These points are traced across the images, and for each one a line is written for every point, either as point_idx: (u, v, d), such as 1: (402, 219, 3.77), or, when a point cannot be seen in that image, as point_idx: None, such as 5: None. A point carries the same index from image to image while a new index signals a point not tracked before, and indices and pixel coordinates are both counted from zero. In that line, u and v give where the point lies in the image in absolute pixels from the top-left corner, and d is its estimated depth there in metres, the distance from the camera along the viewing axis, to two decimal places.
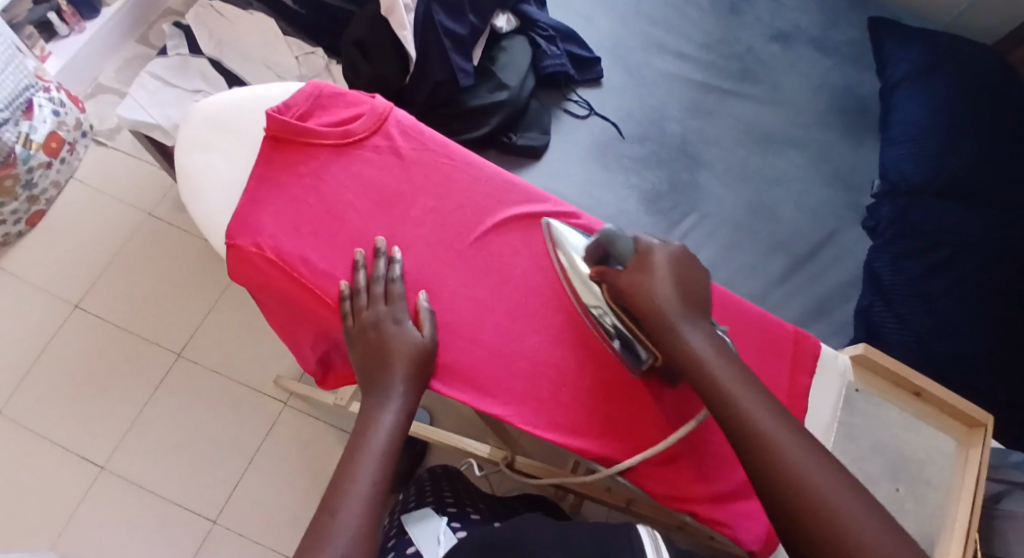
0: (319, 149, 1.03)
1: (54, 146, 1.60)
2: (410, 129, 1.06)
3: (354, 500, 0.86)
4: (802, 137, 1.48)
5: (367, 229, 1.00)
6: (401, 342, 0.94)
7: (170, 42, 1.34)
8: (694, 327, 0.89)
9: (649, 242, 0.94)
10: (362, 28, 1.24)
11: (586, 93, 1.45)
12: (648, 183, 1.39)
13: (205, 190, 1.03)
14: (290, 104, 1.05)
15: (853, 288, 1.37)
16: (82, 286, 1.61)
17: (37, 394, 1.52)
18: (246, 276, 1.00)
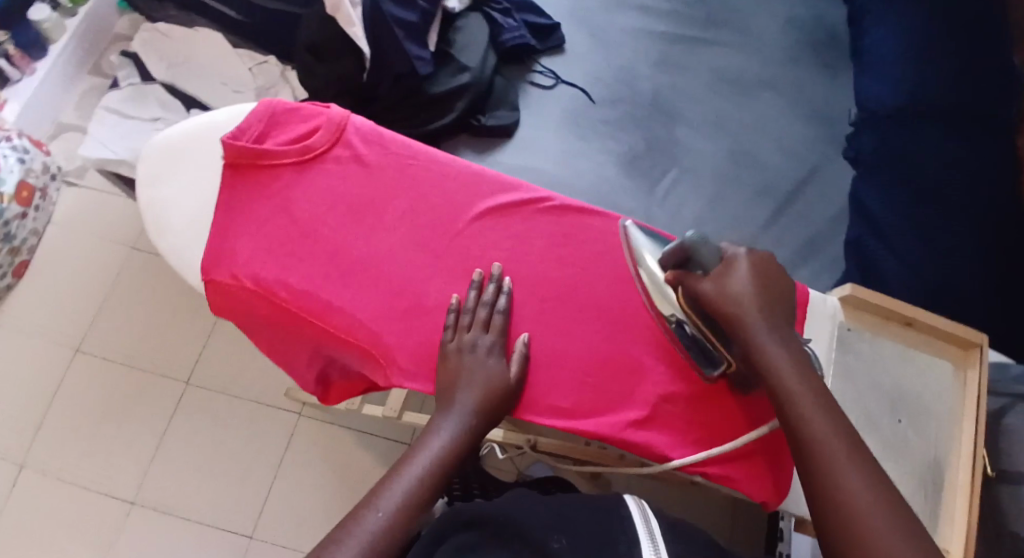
0: (280, 169, 1.02)
1: (26, 195, 1.59)
2: (370, 135, 1.06)
3: (381, 508, 0.81)
4: (774, 76, 1.48)
5: (343, 243, 1.00)
6: (484, 371, 0.92)
7: (120, 73, 1.33)
8: (772, 335, 0.87)
9: (733, 251, 0.92)
10: (312, 29, 1.21)
11: (550, 62, 1.44)
12: (625, 145, 1.38)
13: (171, 224, 1.02)
14: (244, 128, 1.03)
15: (840, 222, 1.37)
16: (80, 329, 1.61)
17: (55, 441, 1.53)
18: (230, 307, 1.00)
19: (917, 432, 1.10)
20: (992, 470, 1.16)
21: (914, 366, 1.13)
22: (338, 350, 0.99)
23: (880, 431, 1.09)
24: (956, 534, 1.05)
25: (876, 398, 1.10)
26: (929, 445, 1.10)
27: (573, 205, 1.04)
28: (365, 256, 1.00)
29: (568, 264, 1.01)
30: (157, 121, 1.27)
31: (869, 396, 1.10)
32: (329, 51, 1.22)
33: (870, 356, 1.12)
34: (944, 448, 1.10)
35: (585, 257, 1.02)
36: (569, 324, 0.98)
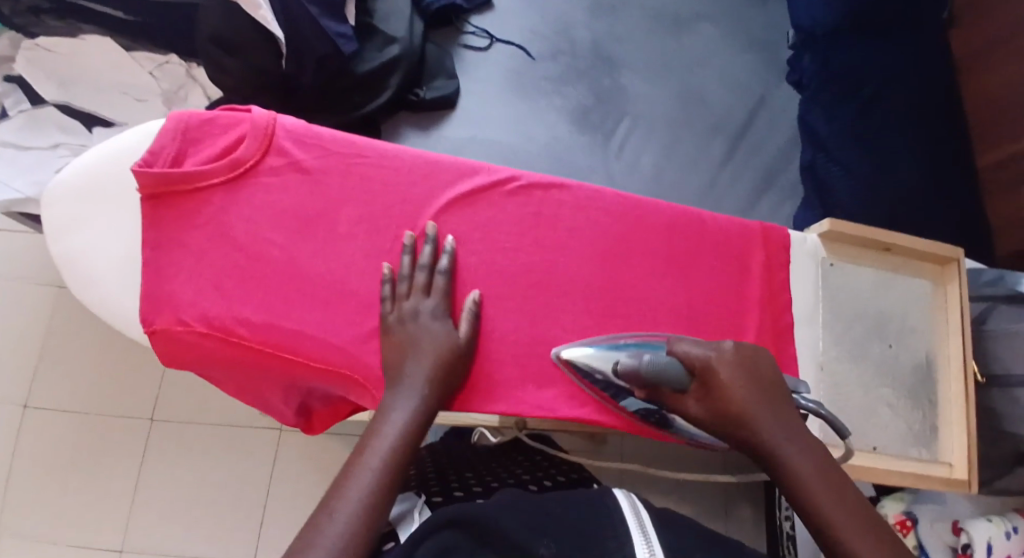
0: (208, 191, 0.93)
1: None
2: (305, 136, 0.96)
3: (352, 495, 0.77)
4: (709, 7, 1.40)
5: (297, 262, 0.93)
6: (430, 336, 0.90)
7: (4, 100, 1.14)
8: (777, 437, 0.81)
9: (701, 354, 0.86)
10: (214, 19, 1.08)
11: (481, 20, 1.33)
12: (572, 101, 1.29)
13: (100, 275, 0.92)
14: (155, 151, 0.92)
15: (793, 147, 1.33)
16: (24, 383, 1.51)
17: (23, 505, 1.45)
18: (186, 355, 0.93)
19: (906, 352, 1.07)
20: (981, 376, 1.14)
21: (893, 289, 1.08)
22: (315, 378, 0.93)
23: (871, 359, 1.06)
24: (956, 447, 1.05)
25: (864, 324, 1.07)
26: (921, 362, 1.07)
27: (540, 182, 1.01)
28: (327, 273, 0.93)
29: (544, 247, 1.00)
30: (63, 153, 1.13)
31: (857, 324, 1.07)
32: (238, 42, 1.09)
33: (852, 284, 1.07)
34: (932, 365, 1.08)
35: (563, 238, 1.00)
36: (558, 311, 0.98)
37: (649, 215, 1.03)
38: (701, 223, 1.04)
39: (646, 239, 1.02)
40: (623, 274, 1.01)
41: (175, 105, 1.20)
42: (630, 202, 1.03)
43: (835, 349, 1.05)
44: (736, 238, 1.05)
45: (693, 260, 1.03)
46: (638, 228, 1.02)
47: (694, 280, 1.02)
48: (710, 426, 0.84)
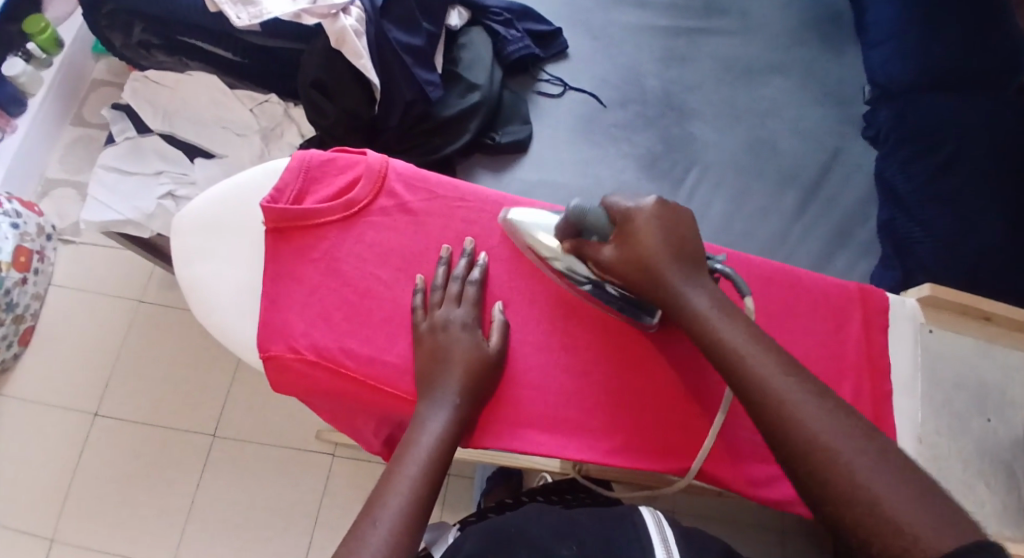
0: (325, 227, 0.99)
1: (23, 260, 1.56)
2: (414, 180, 1.03)
3: (392, 507, 0.80)
4: (783, 57, 1.36)
5: (398, 299, 0.97)
6: (465, 351, 0.91)
7: (114, 128, 1.27)
8: (691, 286, 0.87)
9: (622, 206, 0.91)
10: (316, 67, 1.14)
11: (556, 69, 1.34)
12: (641, 148, 1.28)
13: (221, 305, 0.98)
14: (281, 188, 0.99)
15: (868, 205, 1.26)
16: (96, 392, 1.58)
17: (82, 513, 1.50)
18: (296, 386, 0.96)
19: (1007, 429, 1.03)
20: None
21: (993, 361, 1.06)
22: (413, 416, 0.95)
23: (971, 433, 1.02)
24: None
25: (965, 397, 1.04)
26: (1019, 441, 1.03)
27: None
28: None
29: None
30: (162, 177, 1.23)
31: (957, 397, 1.04)
32: (336, 87, 1.15)
33: (949, 355, 1.06)
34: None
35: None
36: (643, 362, 0.98)
37: (748, 267, 1.06)
38: (793, 278, 1.06)
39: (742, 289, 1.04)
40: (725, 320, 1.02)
41: (271, 141, 1.26)
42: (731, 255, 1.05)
43: (934, 422, 1.03)
44: (831, 295, 1.06)
45: (789, 315, 1.04)
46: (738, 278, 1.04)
47: (791, 336, 1.03)
48: (620, 270, 0.90)
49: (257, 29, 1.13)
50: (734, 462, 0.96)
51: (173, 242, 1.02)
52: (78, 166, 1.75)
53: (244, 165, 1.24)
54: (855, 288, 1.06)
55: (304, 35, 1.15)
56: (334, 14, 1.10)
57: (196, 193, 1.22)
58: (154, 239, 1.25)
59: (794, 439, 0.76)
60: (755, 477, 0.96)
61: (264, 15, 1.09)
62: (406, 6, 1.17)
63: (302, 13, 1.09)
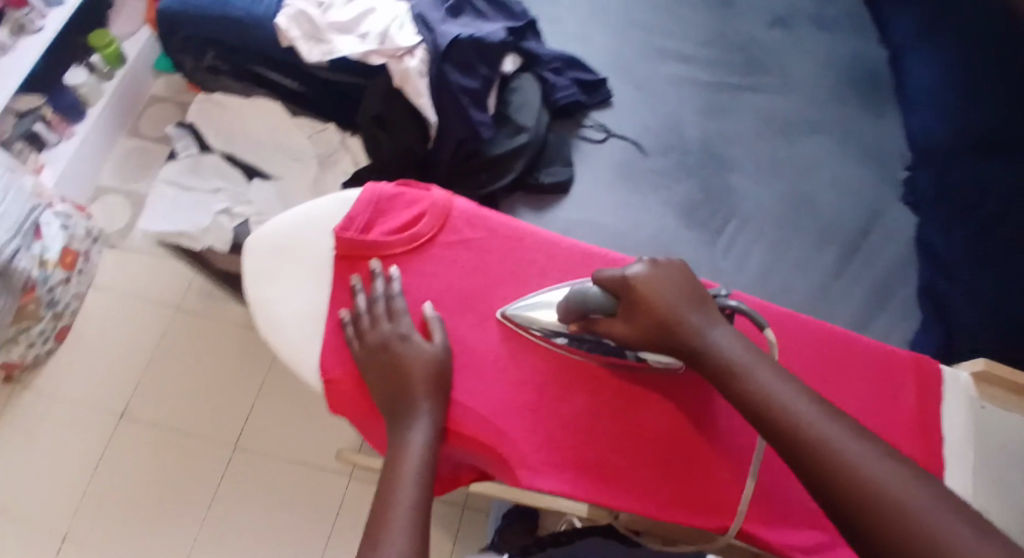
0: (390, 257, 1.06)
1: (70, 260, 1.61)
2: (473, 218, 1.10)
3: (398, 530, 0.85)
4: (823, 116, 1.38)
5: (454, 330, 1.03)
6: (419, 363, 0.97)
7: (177, 144, 1.36)
8: (712, 329, 0.93)
9: (614, 277, 0.96)
10: (378, 103, 1.24)
11: (599, 115, 1.38)
12: (680, 196, 1.31)
13: (285, 324, 1.04)
14: (352, 217, 1.08)
15: (904, 267, 1.27)
16: (125, 395, 1.62)
17: (100, 513, 1.53)
18: (351, 407, 1.02)
19: None
20: None
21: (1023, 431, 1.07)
22: (460, 449, 1.00)
23: (1010, 496, 1.04)
24: None
25: (1000, 461, 1.06)
26: None
27: None
28: (481, 349, 1.03)
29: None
30: (219, 194, 1.29)
31: (995, 460, 1.06)
32: (393, 121, 1.24)
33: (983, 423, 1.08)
34: None
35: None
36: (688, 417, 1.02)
37: (802, 328, 1.08)
38: (853, 344, 1.08)
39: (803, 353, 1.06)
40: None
41: (326, 167, 1.33)
42: (785, 315, 1.07)
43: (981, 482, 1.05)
44: (889, 361, 1.08)
45: (846, 377, 1.06)
46: (792, 338, 1.07)
47: (846, 398, 1.05)
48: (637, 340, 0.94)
49: (325, 64, 1.23)
50: (760, 518, 1.00)
51: (242, 267, 1.07)
52: (128, 174, 1.81)
53: (298, 188, 1.31)
54: (911, 359, 1.08)
55: (369, 73, 1.26)
56: (399, 55, 1.21)
57: (251, 212, 1.28)
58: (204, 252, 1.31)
59: (844, 487, 0.79)
60: (782, 533, 1.00)
61: (335, 52, 1.21)
62: (466, 51, 1.21)
63: (369, 52, 1.20)
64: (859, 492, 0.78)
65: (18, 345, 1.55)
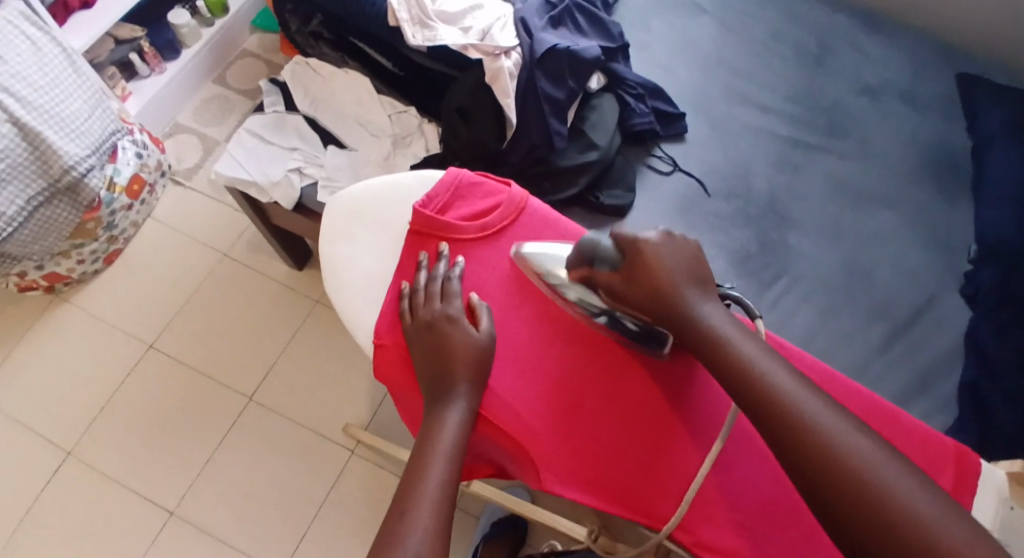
0: (458, 241, 1.10)
1: (136, 188, 1.65)
2: (545, 219, 1.12)
3: (426, 499, 0.87)
4: (896, 192, 1.37)
5: (505, 324, 1.05)
6: (464, 345, 0.99)
7: (267, 99, 1.41)
8: (702, 303, 0.93)
9: (629, 237, 0.96)
10: (464, 94, 1.28)
11: (670, 147, 1.40)
12: (736, 244, 1.31)
13: (350, 287, 1.10)
14: (431, 196, 1.12)
15: (953, 359, 1.24)
16: (158, 326, 1.66)
17: (110, 433, 1.57)
18: (395, 377, 1.05)
19: None
20: None
21: None
22: (491, 443, 1.01)
23: None
24: None
25: None
26: None
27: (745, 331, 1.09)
28: (528, 348, 1.04)
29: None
30: (294, 153, 1.33)
31: None
32: (475, 114, 1.27)
33: None
34: None
35: None
36: (733, 462, 0.98)
37: (849, 397, 1.06)
38: (897, 420, 1.05)
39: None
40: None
41: (399, 148, 1.36)
42: (834, 380, 1.07)
43: None
44: (930, 446, 1.04)
45: None
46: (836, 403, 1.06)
47: None
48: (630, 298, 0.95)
49: (423, 49, 1.29)
50: None
51: (321, 225, 1.15)
52: (207, 118, 1.86)
53: (369, 161, 1.34)
54: (952, 446, 1.03)
55: (463, 66, 1.31)
56: (496, 54, 1.25)
57: (320, 175, 1.32)
58: (266, 205, 1.36)
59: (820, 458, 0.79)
60: None
61: (437, 41, 1.26)
62: (557, 60, 1.26)
63: (468, 47, 1.25)
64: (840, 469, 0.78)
65: (69, 259, 1.61)
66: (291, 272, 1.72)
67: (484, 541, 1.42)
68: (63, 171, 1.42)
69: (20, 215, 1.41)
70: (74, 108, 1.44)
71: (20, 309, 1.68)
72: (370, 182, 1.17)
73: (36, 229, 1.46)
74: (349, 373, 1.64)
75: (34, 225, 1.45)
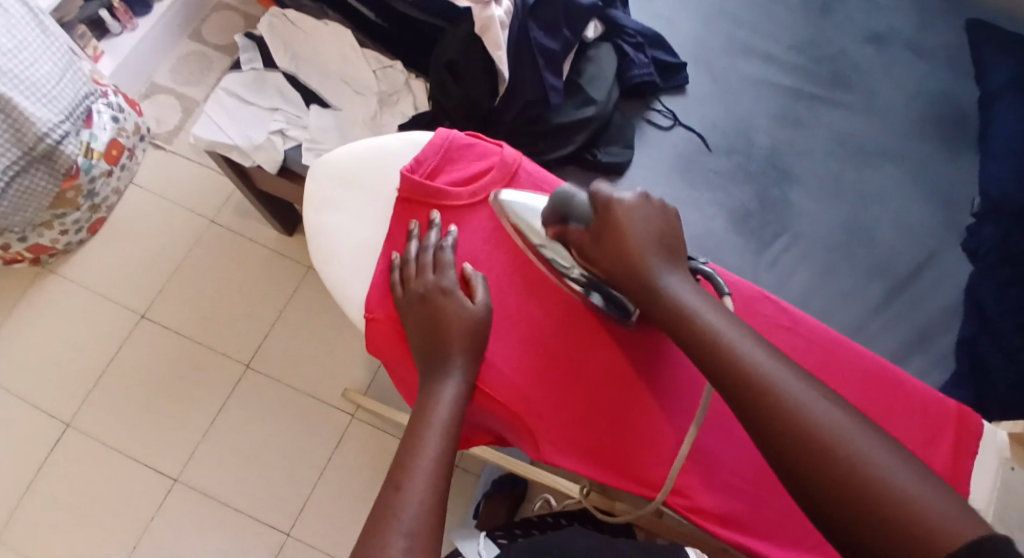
0: (450, 208, 1.05)
1: (114, 153, 1.59)
2: (541, 183, 1.08)
3: (420, 474, 0.83)
4: (900, 144, 1.32)
5: (500, 293, 1.01)
6: (458, 317, 0.95)
7: (243, 55, 1.34)
8: (669, 274, 0.89)
9: (603, 194, 0.93)
10: (454, 49, 1.21)
11: (671, 102, 1.34)
12: (737, 201, 1.27)
13: (340, 256, 1.06)
14: (420, 159, 1.07)
15: (952, 317, 1.21)
16: (148, 296, 1.62)
17: (100, 406, 1.54)
18: (388, 350, 1.01)
19: None
20: None
21: None
22: (489, 415, 0.98)
23: None
24: None
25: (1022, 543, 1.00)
26: None
27: (746, 296, 1.05)
28: (523, 317, 1.00)
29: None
30: (276, 114, 1.28)
31: None
32: (466, 70, 1.21)
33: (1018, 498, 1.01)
34: None
35: None
36: (731, 428, 0.96)
37: (850, 360, 1.03)
38: (899, 383, 1.02)
39: (843, 378, 1.02)
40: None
41: (386, 106, 1.30)
42: (835, 342, 1.03)
43: None
44: (932, 408, 1.01)
45: (883, 420, 1.00)
46: (837, 368, 1.02)
47: None
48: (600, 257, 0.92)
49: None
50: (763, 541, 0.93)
51: (306, 193, 1.10)
52: (185, 79, 1.79)
53: (356, 122, 1.29)
54: (954, 409, 1.00)
55: (451, 17, 1.23)
56: (486, 2, 1.17)
57: (304, 137, 1.27)
58: (250, 169, 1.31)
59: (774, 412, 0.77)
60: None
61: None
62: (554, 8, 1.22)
63: None
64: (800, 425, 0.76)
65: (51, 230, 1.56)
66: (282, 237, 1.68)
67: (484, 500, 1.40)
68: (38, 138, 1.37)
69: None
70: (44, 71, 1.38)
71: (5, 280, 1.63)
72: (357, 146, 1.12)
73: (15, 199, 1.41)
74: (341, 340, 1.60)
75: (12, 196, 1.40)
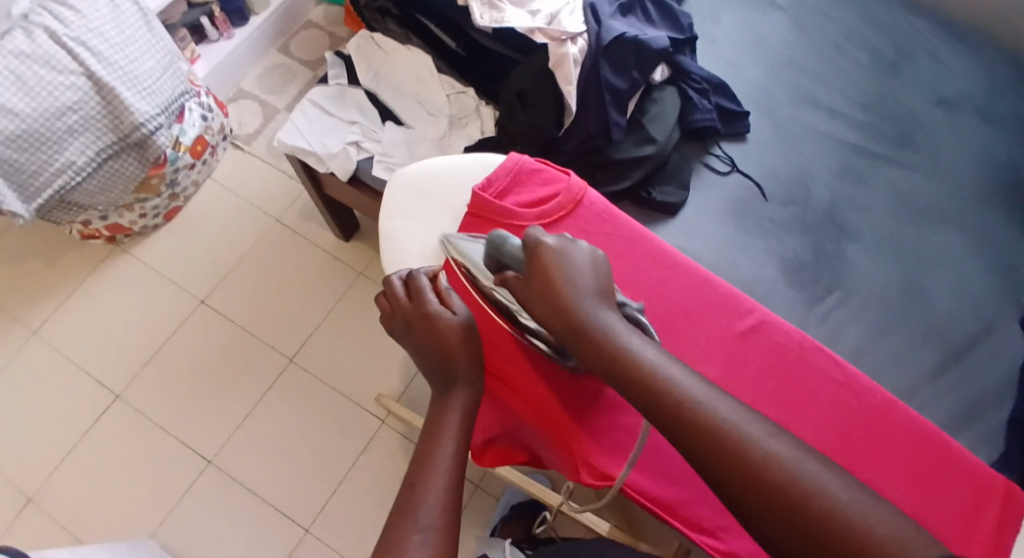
0: (516, 227, 1.11)
1: (199, 148, 1.69)
2: (604, 213, 1.13)
3: (438, 479, 0.87)
4: (961, 212, 1.34)
5: None
6: (451, 323, 0.97)
7: (331, 71, 1.43)
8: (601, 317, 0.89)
9: (533, 238, 0.93)
10: (525, 80, 1.28)
11: (730, 147, 1.37)
12: (790, 251, 1.29)
13: (404, 260, 1.12)
14: (491, 179, 1.13)
15: (1006, 391, 1.21)
16: (209, 283, 1.71)
17: (156, 382, 1.62)
18: None
19: None
20: None
21: None
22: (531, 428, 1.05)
23: None
24: None
25: None
26: None
27: (802, 346, 1.08)
28: None
29: (784, 404, 1.05)
30: (353, 125, 1.35)
31: None
32: (534, 101, 1.28)
33: None
34: None
35: (814, 406, 1.05)
36: None
37: (901, 423, 1.05)
38: (950, 451, 1.04)
39: (893, 440, 1.04)
40: (857, 458, 1.03)
41: (454, 128, 1.37)
42: (890, 405, 1.05)
43: None
44: (981, 480, 1.03)
45: (932, 487, 1.02)
46: (889, 431, 1.04)
47: (927, 509, 1.01)
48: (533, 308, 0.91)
49: (489, 31, 1.30)
50: None
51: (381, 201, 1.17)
52: (269, 86, 1.89)
53: (424, 140, 1.35)
54: (1002, 483, 1.02)
55: (524, 51, 1.32)
56: (562, 39, 1.24)
57: (377, 150, 1.34)
58: (323, 175, 1.38)
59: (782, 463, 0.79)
60: None
61: (504, 23, 1.26)
62: (625, 49, 1.25)
63: (535, 30, 1.25)
64: (695, 425, 0.80)
65: (131, 212, 1.66)
66: (339, 241, 1.75)
67: (501, 522, 1.43)
68: (133, 127, 1.46)
69: (90, 164, 1.45)
70: (147, 66, 1.48)
71: (81, 254, 1.73)
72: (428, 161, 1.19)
73: (103, 180, 1.51)
74: (389, 346, 1.66)
75: (102, 175, 1.50)
